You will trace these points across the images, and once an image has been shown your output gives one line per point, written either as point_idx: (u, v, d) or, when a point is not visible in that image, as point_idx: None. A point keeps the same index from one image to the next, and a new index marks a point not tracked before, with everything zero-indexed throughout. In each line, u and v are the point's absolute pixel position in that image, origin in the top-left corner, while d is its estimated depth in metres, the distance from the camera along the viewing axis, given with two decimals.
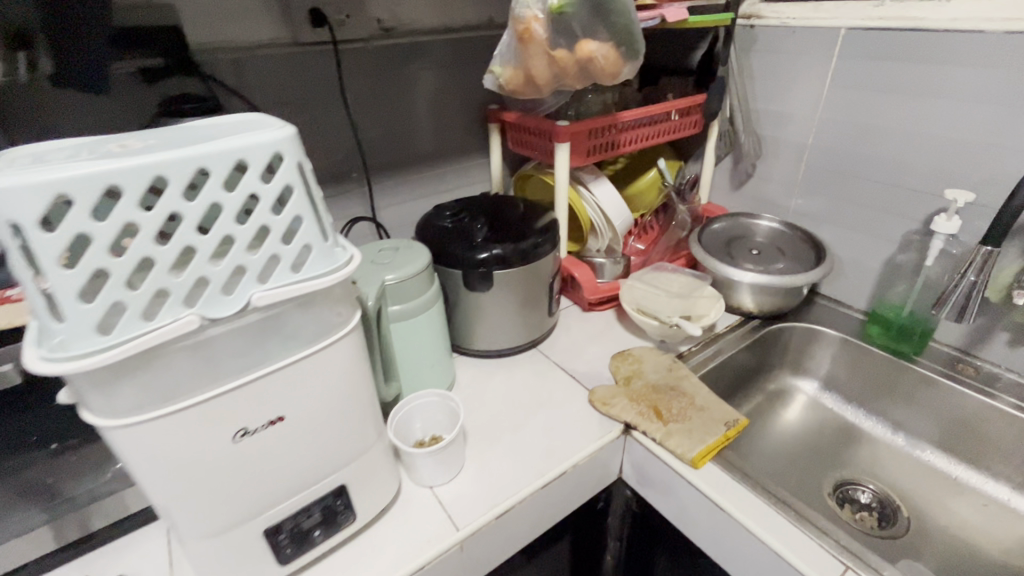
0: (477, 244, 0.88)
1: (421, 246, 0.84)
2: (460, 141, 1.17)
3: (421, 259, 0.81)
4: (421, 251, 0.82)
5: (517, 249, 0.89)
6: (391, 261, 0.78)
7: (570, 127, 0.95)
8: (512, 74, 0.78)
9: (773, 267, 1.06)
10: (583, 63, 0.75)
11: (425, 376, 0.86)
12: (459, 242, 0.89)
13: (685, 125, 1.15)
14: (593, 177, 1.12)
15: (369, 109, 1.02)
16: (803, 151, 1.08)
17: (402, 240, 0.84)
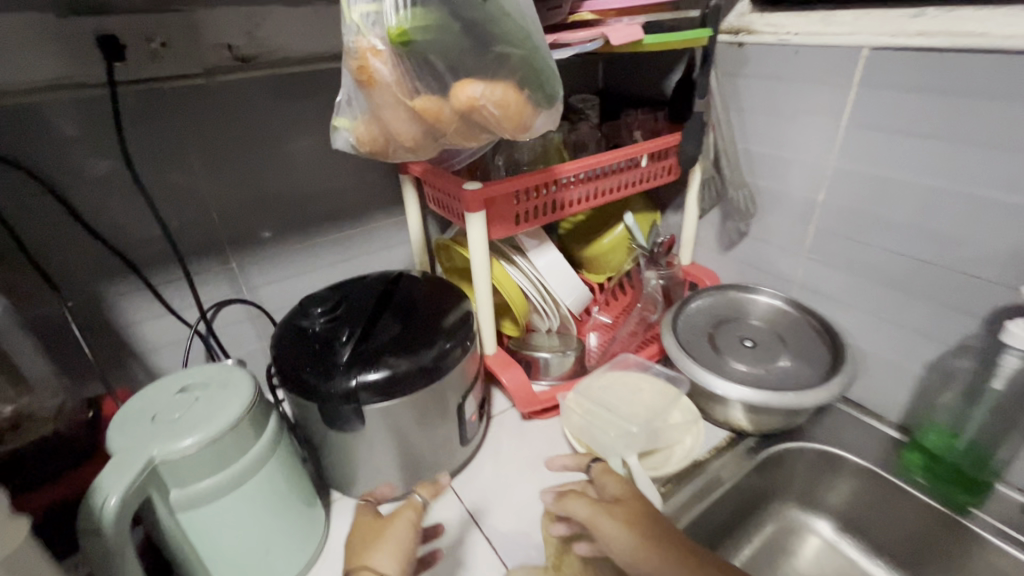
0: (343, 366, 0.63)
1: (250, 378, 0.58)
2: (366, 195, 0.92)
3: (240, 403, 0.55)
4: (244, 389, 0.56)
5: (403, 368, 0.63)
6: (189, 413, 0.53)
7: (484, 190, 0.69)
8: (362, 131, 0.51)
9: (772, 369, 0.79)
10: (465, 113, 0.49)
11: (261, 565, 0.59)
12: (319, 363, 0.64)
13: (656, 172, 0.88)
14: (533, 244, 0.86)
15: (226, 164, 0.77)
16: (812, 209, 0.82)
17: (222, 371, 0.59)
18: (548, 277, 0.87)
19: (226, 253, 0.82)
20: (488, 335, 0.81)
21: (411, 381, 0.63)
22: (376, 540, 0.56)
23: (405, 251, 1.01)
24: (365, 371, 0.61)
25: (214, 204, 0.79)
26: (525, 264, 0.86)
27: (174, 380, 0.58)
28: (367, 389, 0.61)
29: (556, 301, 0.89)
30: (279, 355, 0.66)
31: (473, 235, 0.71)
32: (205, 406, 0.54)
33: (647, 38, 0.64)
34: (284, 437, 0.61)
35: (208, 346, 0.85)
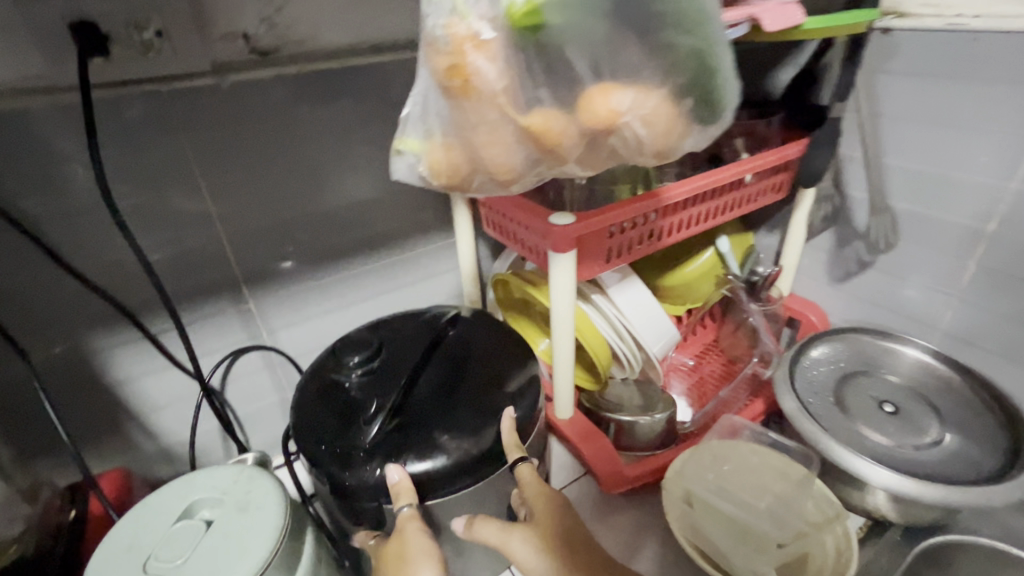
0: (380, 453, 0.49)
1: (276, 489, 0.43)
2: (407, 217, 0.77)
3: (263, 534, 0.40)
4: (270, 512, 0.42)
5: (467, 453, 0.49)
6: (201, 556, 0.39)
7: (574, 228, 0.52)
8: (441, 157, 0.35)
9: (924, 444, 0.62)
10: (595, 133, 0.33)
11: None
12: (351, 445, 0.50)
13: (763, 191, 0.72)
14: (613, 280, 0.70)
15: (241, 185, 0.62)
16: (975, 242, 0.65)
17: (240, 480, 0.44)
18: (632, 319, 0.70)
19: (241, 291, 0.67)
20: (565, 397, 0.66)
21: (471, 474, 0.49)
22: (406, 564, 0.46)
23: (451, 281, 0.85)
24: (416, 461, 0.48)
25: (226, 234, 0.63)
26: (607, 304, 0.70)
27: (181, 496, 0.44)
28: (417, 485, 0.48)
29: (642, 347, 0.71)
30: (304, 426, 0.52)
31: (557, 280, 0.55)
32: (221, 544, 0.40)
33: (811, 24, 0.48)
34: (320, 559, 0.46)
35: (220, 403, 0.70)
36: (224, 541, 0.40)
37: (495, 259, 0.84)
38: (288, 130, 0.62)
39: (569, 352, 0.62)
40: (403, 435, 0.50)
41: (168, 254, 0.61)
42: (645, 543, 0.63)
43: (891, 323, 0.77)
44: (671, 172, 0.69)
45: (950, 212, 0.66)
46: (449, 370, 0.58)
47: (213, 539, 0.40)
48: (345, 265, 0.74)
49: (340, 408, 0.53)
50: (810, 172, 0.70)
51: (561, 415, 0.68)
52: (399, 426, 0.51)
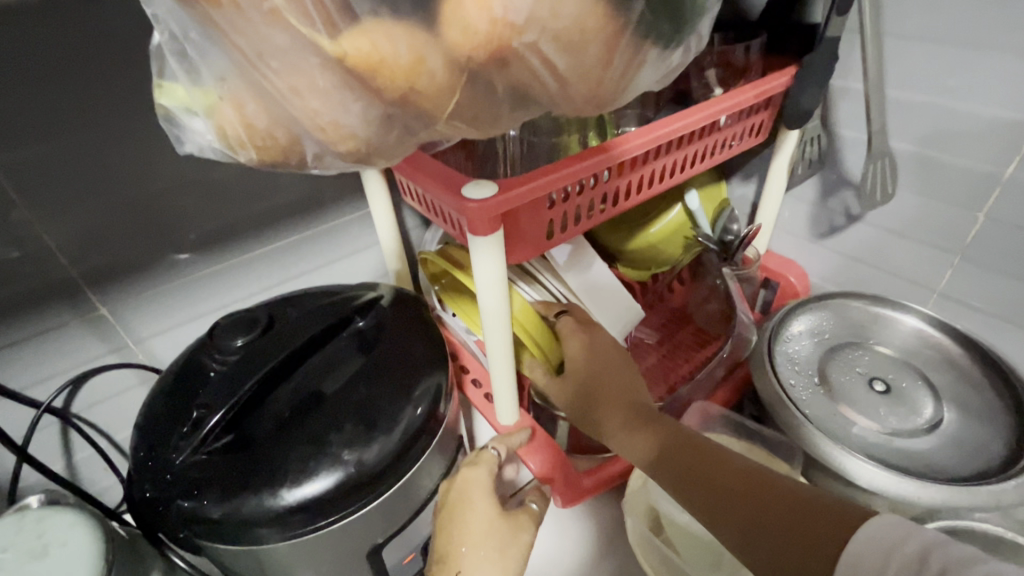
0: (231, 483, 0.39)
1: (83, 521, 0.34)
2: (310, 186, 0.61)
3: (76, 574, 0.32)
4: (80, 548, 0.33)
5: (355, 470, 0.40)
6: None
7: (497, 200, 0.39)
8: (243, 118, 0.22)
9: (922, 428, 0.54)
10: (480, 65, 0.21)
11: None
12: (203, 473, 0.39)
13: (741, 134, 0.59)
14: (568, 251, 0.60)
15: (52, 159, 0.46)
16: (989, 190, 0.54)
17: (23, 526, 0.34)
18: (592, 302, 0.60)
19: (84, 297, 0.52)
20: (508, 404, 0.55)
21: (361, 493, 0.40)
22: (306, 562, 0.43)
23: (373, 258, 0.71)
24: (287, 490, 0.38)
25: (45, 225, 0.48)
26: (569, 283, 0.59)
27: None
28: (288, 517, 0.38)
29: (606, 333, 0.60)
30: (144, 449, 0.41)
31: (484, 269, 0.43)
32: None
33: None
34: None
35: (81, 434, 0.56)
36: None
37: (426, 230, 0.70)
38: (107, 79, 0.45)
39: (508, 349, 0.50)
40: (266, 451, 0.40)
41: None
42: (609, 561, 0.54)
43: (880, 285, 0.67)
44: (628, 116, 0.56)
45: (963, 154, 0.54)
46: (331, 356, 0.48)
47: None
48: (228, 250, 0.59)
49: (189, 422, 0.42)
50: (798, 111, 0.57)
51: (505, 418, 0.57)
52: (263, 432, 0.42)
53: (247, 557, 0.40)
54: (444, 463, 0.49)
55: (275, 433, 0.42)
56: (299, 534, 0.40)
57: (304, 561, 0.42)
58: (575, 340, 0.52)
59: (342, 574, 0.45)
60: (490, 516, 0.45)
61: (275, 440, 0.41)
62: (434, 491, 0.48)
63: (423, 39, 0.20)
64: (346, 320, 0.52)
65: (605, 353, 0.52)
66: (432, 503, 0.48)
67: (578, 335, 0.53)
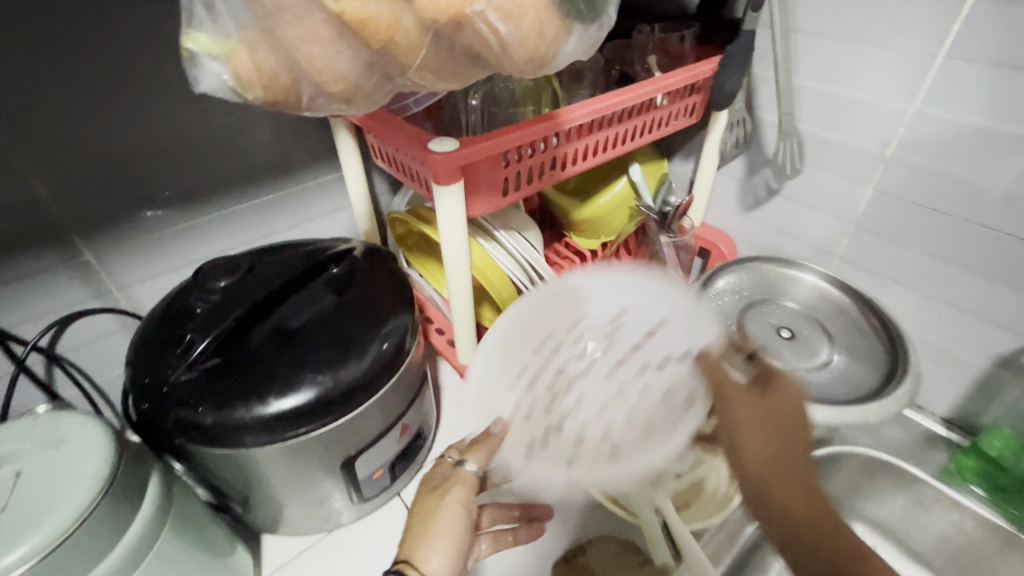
0: (220, 395, 0.44)
1: (93, 420, 0.39)
2: (286, 148, 0.66)
3: (92, 460, 0.37)
4: (93, 440, 0.38)
5: (332, 386, 0.46)
6: (12, 504, 0.34)
7: (459, 153, 0.45)
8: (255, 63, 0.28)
9: (815, 367, 0.64)
10: (442, 27, 0.28)
11: None
12: (193, 387, 0.45)
13: (677, 113, 0.68)
14: (656, 295, 0.53)
15: (45, 110, 0.49)
16: (875, 168, 0.64)
17: (39, 425, 0.39)
18: (521, 361, 0.50)
19: (71, 243, 0.56)
20: (467, 343, 0.62)
21: (336, 407, 0.47)
22: (287, 470, 0.49)
23: (344, 220, 0.76)
24: (271, 401, 0.44)
25: (36, 172, 0.51)
26: (661, 345, 0.50)
27: None
28: (271, 424, 0.44)
29: (523, 386, 0.49)
30: (138, 369, 0.46)
31: (446, 216, 0.49)
32: (39, 482, 0.35)
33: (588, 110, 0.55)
34: (159, 512, 0.41)
35: (65, 373, 0.60)
36: (42, 481, 0.35)
37: (394, 195, 0.76)
38: (98, 38, 0.49)
39: (467, 293, 0.57)
40: (252, 370, 0.46)
41: None
42: None
43: (794, 251, 0.78)
44: (577, 93, 0.63)
45: (855, 136, 0.65)
46: (306, 297, 0.54)
47: (30, 477, 0.36)
48: (206, 205, 0.63)
49: (179, 347, 0.47)
50: (723, 94, 0.65)
51: (464, 359, 0.64)
52: (247, 356, 0.47)
53: (236, 462, 0.46)
54: (410, 391, 0.55)
55: (257, 356, 0.47)
56: (279, 441, 0.45)
57: (285, 468, 0.48)
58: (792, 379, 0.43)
59: (317, 485, 0.52)
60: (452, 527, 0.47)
61: (257, 361, 0.47)
62: (402, 415, 0.55)
63: (399, 4, 0.26)
64: (322, 266, 0.57)
65: (790, 412, 0.42)
66: (398, 425, 0.54)
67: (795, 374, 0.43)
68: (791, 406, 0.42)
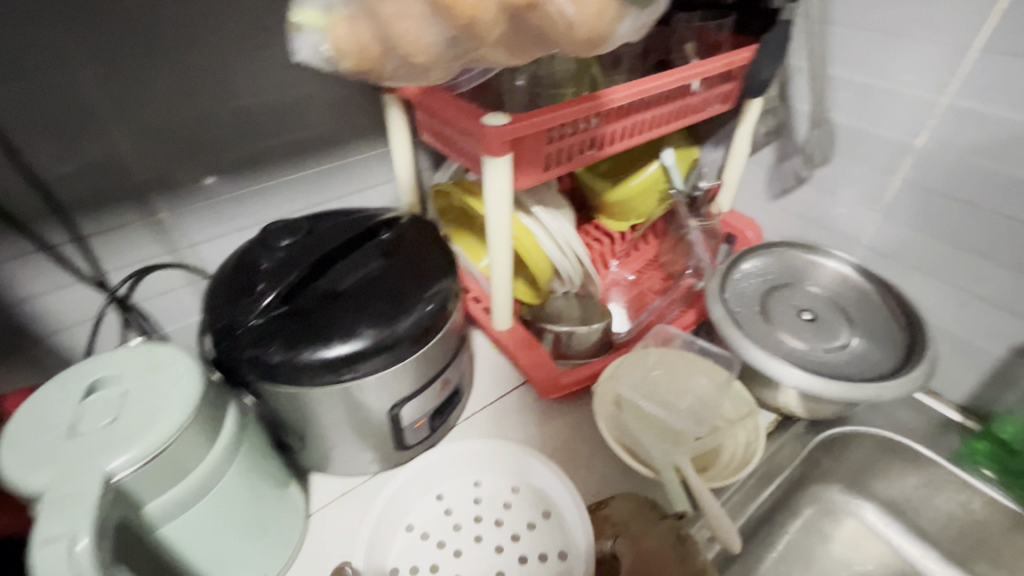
0: (289, 338, 0.49)
1: (182, 353, 0.44)
2: (339, 122, 0.71)
3: (184, 385, 0.42)
4: (184, 369, 0.43)
5: (385, 336, 0.51)
6: (119, 417, 0.39)
7: (509, 128, 0.49)
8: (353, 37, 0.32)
9: (835, 348, 0.67)
10: (516, 7, 0.32)
11: (241, 562, 0.49)
12: (264, 330, 0.50)
13: (711, 100, 0.70)
14: (531, 485, 0.61)
15: (134, 80, 0.55)
16: (903, 158, 0.66)
17: (137, 354, 0.44)
18: (429, 523, 0.60)
19: (150, 203, 0.62)
20: (503, 309, 0.67)
21: (388, 355, 0.51)
22: (341, 411, 0.54)
23: (388, 193, 0.81)
24: (332, 346, 0.49)
25: (124, 135, 0.57)
26: (534, 546, 0.57)
27: (79, 378, 0.42)
28: (331, 367, 0.49)
29: (427, 569, 0.56)
30: (215, 313, 0.52)
31: (493, 186, 0.53)
32: (140, 400, 0.41)
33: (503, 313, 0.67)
34: (237, 435, 0.46)
35: (139, 321, 0.66)
36: (143, 400, 0.41)
37: (436, 170, 0.80)
38: (183, 15, 0.54)
39: (506, 261, 0.61)
40: (314, 318, 0.51)
41: (47, 160, 0.54)
42: (579, 440, 0.66)
43: (819, 238, 0.80)
44: (617, 77, 0.66)
45: (884, 127, 0.67)
46: (360, 257, 0.58)
47: (133, 396, 0.41)
48: (267, 172, 0.68)
49: (250, 295, 0.52)
50: (756, 82, 0.68)
51: (499, 324, 0.68)
52: (311, 306, 0.52)
53: (297, 400, 0.51)
54: (450, 348, 0.60)
55: (319, 306, 0.52)
56: (337, 383, 0.50)
57: (339, 409, 0.53)
58: (623, 501, 0.58)
59: (365, 427, 0.57)
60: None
61: (319, 311, 0.52)
62: (443, 371, 0.59)
63: None
64: (374, 231, 0.62)
65: (649, 538, 0.54)
66: (439, 379, 0.59)
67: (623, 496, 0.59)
68: (646, 537, 0.54)
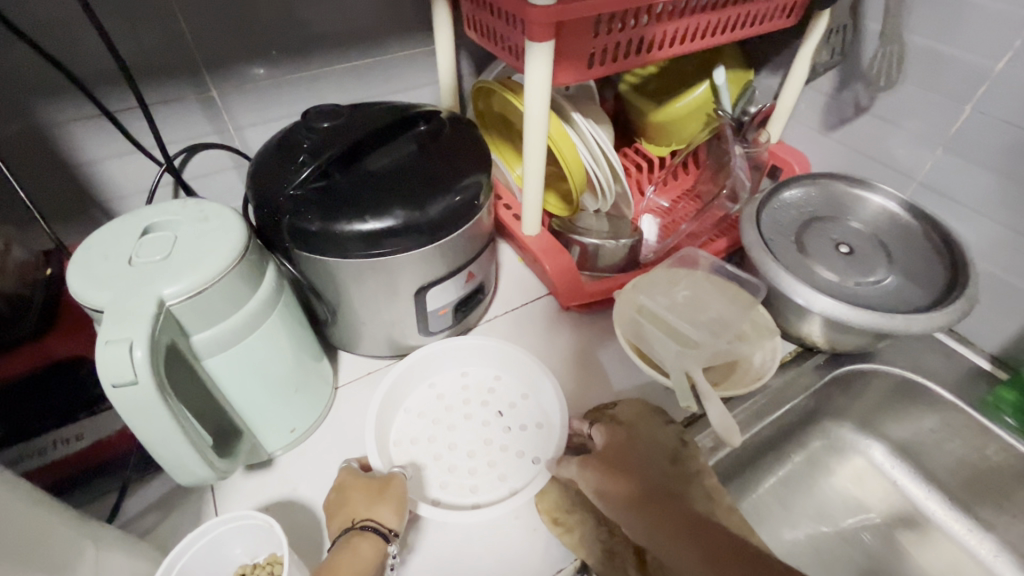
0: (326, 209, 0.51)
1: (229, 210, 0.47)
2: (386, 12, 0.70)
3: (229, 236, 0.45)
4: (230, 223, 0.46)
5: (415, 217, 0.52)
6: (171, 256, 0.43)
7: (554, 11, 0.48)
8: None
9: (867, 282, 0.65)
10: None
11: (275, 411, 0.54)
12: (303, 200, 0.52)
13: (773, 10, 0.66)
14: (516, 373, 0.66)
15: None
16: (978, 85, 0.61)
17: (188, 207, 0.48)
18: (422, 405, 0.64)
19: (200, 76, 0.63)
20: (532, 213, 0.67)
21: (418, 237, 0.53)
22: (371, 288, 0.57)
23: (430, 96, 0.81)
24: (365, 220, 0.51)
25: (179, 4, 0.58)
26: (520, 417, 0.63)
27: (136, 222, 0.46)
28: (363, 240, 0.51)
29: (423, 438, 0.61)
30: (258, 183, 0.54)
31: (533, 77, 0.53)
32: (191, 245, 0.44)
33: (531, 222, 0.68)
34: (274, 291, 0.50)
35: (188, 196, 0.70)
36: (193, 245, 0.44)
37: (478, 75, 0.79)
38: None
39: (541, 163, 0.61)
40: (351, 194, 0.53)
41: (108, 20, 0.56)
42: (594, 349, 0.68)
43: (872, 174, 0.76)
44: None
45: (963, 49, 0.61)
46: (397, 144, 0.59)
47: (183, 240, 0.44)
48: (312, 60, 0.69)
49: (291, 168, 0.54)
50: None
51: (528, 230, 0.69)
52: (347, 182, 0.54)
53: (331, 273, 0.55)
54: (478, 242, 0.61)
55: (355, 182, 0.54)
56: (369, 258, 0.53)
57: (368, 286, 0.56)
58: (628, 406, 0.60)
59: (391, 309, 0.60)
60: (364, 488, 0.52)
61: (354, 186, 0.53)
62: (469, 265, 0.61)
63: None
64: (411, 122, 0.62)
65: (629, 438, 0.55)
66: (465, 271, 0.61)
67: (631, 401, 0.60)
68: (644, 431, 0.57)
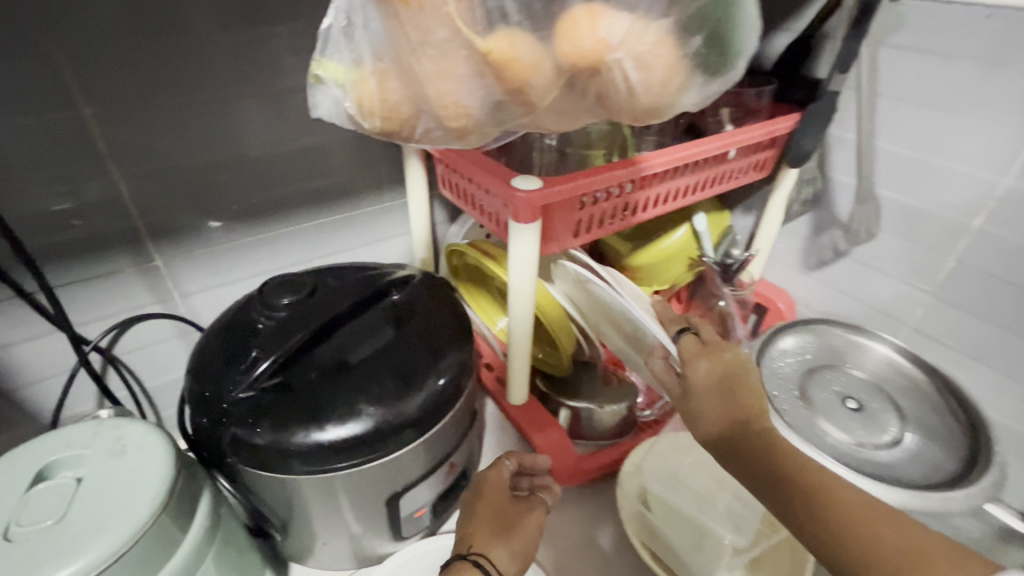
0: (281, 416, 0.43)
1: (152, 434, 0.38)
2: (357, 172, 0.67)
3: (148, 477, 0.35)
4: (152, 456, 0.37)
5: (386, 418, 0.44)
6: (68, 516, 0.33)
7: (539, 194, 0.45)
8: (384, 104, 0.33)
9: (886, 444, 0.59)
10: (582, 71, 0.32)
11: None
12: (255, 404, 0.44)
13: (749, 166, 0.66)
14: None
15: (141, 119, 0.51)
16: (957, 241, 0.62)
17: (103, 430, 0.38)
18: None
19: (145, 247, 0.57)
20: (519, 384, 0.61)
21: (390, 440, 0.45)
22: (331, 501, 0.47)
23: (402, 246, 0.77)
24: (327, 428, 0.43)
25: (123, 177, 0.53)
26: None
27: (30, 461, 0.36)
28: (324, 453, 0.43)
29: None
30: (202, 381, 0.46)
31: (518, 252, 0.48)
32: (98, 494, 0.34)
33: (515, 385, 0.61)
34: (202, 535, 0.39)
35: (118, 375, 0.61)
36: (99, 495, 0.34)
37: (452, 225, 0.76)
38: (198, 62, 0.51)
39: (527, 333, 0.55)
40: (311, 393, 0.45)
41: (41, 198, 0.50)
42: (595, 538, 0.59)
43: (861, 316, 0.74)
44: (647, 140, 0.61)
45: (934, 205, 0.62)
46: (367, 321, 0.52)
47: (88, 488, 0.35)
48: (274, 222, 0.64)
49: (242, 363, 0.46)
50: (798, 152, 0.64)
51: (514, 399, 0.62)
52: (309, 377, 0.46)
53: (282, 488, 0.45)
54: (461, 428, 0.53)
55: (317, 377, 0.46)
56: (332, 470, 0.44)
57: (327, 498, 0.46)
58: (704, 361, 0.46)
59: (358, 518, 0.50)
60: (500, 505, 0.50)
61: (317, 384, 0.46)
62: (449, 455, 0.52)
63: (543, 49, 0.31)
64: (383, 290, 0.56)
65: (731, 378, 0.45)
66: (445, 464, 0.52)
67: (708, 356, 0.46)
68: None
